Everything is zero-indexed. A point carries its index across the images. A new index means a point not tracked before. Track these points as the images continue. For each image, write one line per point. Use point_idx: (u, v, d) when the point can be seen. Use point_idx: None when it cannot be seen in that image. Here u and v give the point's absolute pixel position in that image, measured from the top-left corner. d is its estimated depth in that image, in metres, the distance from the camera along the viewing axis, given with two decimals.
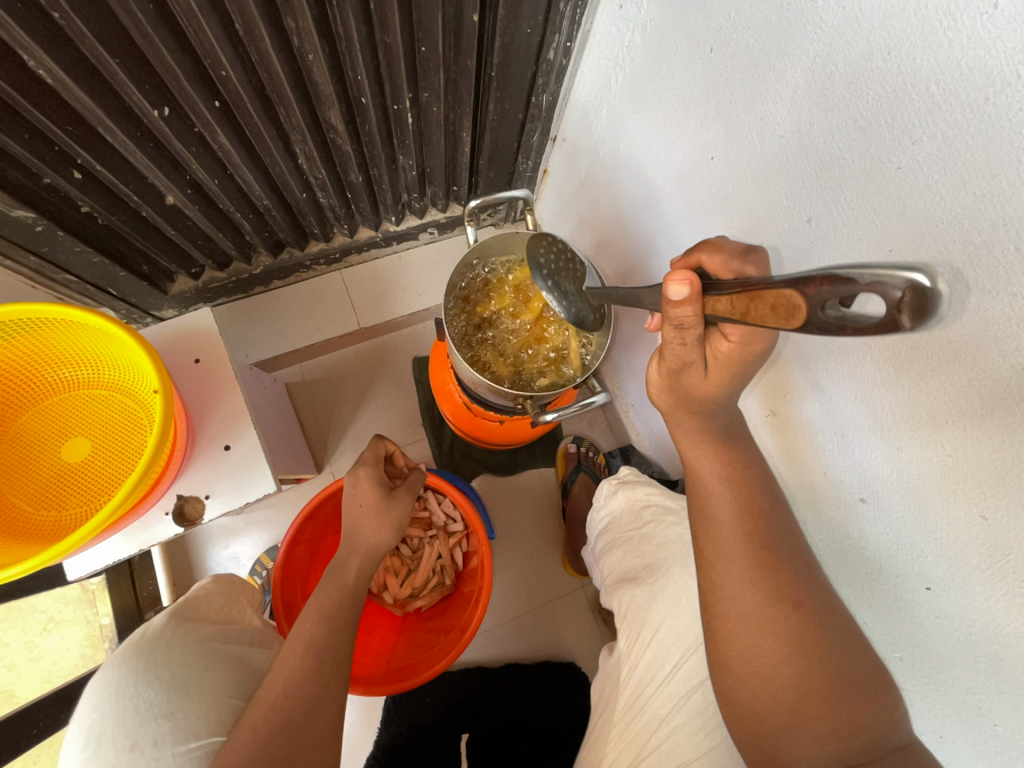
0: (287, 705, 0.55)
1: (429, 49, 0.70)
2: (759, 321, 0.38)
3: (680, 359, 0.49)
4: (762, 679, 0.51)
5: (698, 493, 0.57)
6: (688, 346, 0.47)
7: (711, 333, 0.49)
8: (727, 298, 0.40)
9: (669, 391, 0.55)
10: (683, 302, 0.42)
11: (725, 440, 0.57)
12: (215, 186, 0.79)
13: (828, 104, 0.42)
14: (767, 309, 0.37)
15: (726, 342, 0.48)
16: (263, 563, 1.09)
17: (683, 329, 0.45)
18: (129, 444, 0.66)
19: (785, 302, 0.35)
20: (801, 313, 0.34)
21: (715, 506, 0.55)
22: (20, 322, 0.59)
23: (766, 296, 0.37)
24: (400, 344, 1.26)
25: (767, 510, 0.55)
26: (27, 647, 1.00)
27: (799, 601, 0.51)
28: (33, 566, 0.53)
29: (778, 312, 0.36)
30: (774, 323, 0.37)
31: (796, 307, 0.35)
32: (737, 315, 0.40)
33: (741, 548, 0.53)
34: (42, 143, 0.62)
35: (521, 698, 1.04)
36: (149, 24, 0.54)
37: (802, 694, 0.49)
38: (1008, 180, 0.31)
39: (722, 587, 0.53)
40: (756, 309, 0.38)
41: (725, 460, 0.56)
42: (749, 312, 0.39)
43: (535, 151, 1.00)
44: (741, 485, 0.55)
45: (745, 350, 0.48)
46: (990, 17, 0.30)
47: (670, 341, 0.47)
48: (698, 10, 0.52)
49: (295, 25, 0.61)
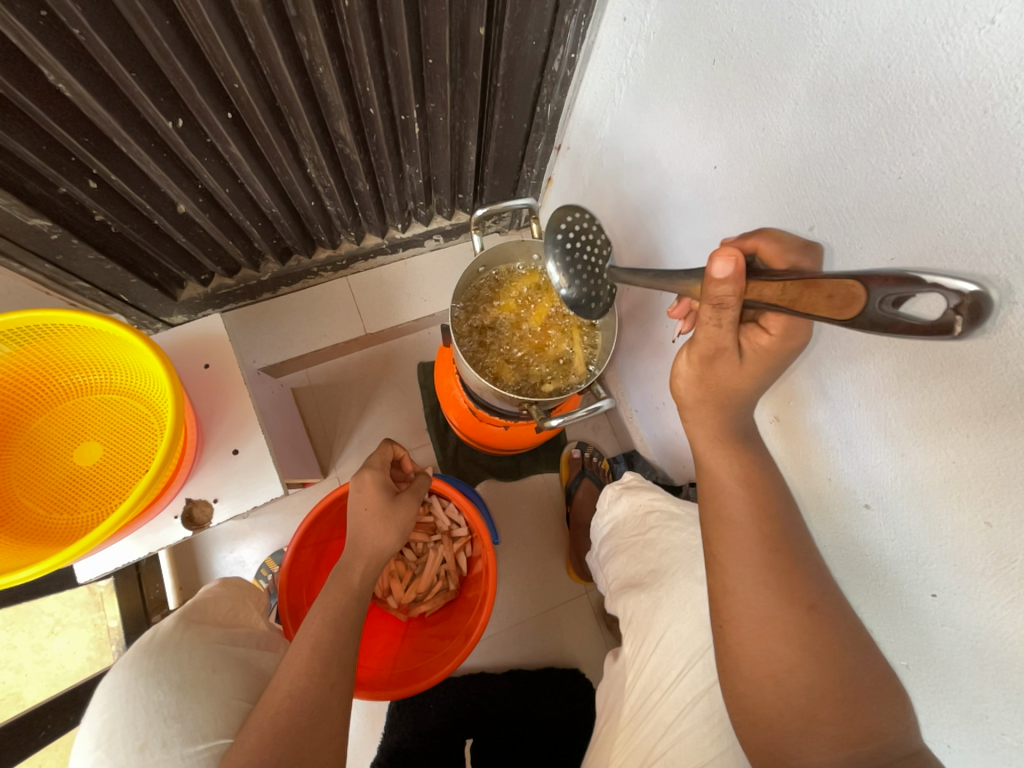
0: (294, 708, 0.55)
1: (437, 61, 0.71)
2: (810, 308, 0.37)
3: (713, 343, 0.47)
4: (776, 684, 0.50)
5: (711, 496, 0.56)
6: (722, 329, 0.45)
7: (749, 324, 0.49)
8: (779, 284, 0.39)
9: (694, 385, 0.53)
10: (725, 281, 0.40)
11: (742, 443, 0.56)
12: (226, 195, 0.81)
13: (829, 115, 0.43)
14: (822, 297, 0.36)
15: (767, 336, 0.48)
16: (269, 567, 1.12)
17: (721, 310, 0.43)
18: (139, 448, 0.67)
19: (843, 292, 0.34)
20: (859, 303, 0.34)
21: (731, 509, 0.54)
22: (37, 329, 0.61)
23: (824, 285, 0.36)
24: (405, 350, 1.27)
25: (782, 514, 0.54)
26: (35, 650, 1.00)
27: (812, 604, 0.51)
28: (48, 568, 0.54)
29: (835, 303, 0.35)
30: (829, 315, 0.36)
31: (856, 297, 0.34)
32: (786, 302, 0.39)
33: (758, 550, 0.52)
34: (60, 154, 0.64)
35: (526, 704, 1.04)
36: (166, 39, 0.55)
37: (814, 699, 0.49)
38: (1009, 192, 0.32)
39: (735, 590, 0.53)
40: (809, 296, 0.37)
41: (743, 461, 0.56)
42: (802, 300, 0.38)
43: (539, 160, 1.01)
44: (759, 488, 0.55)
45: (785, 345, 0.48)
46: (987, 33, 0.31)
47: (705, 323, 0.45)
48: (699, 23, 0.53)
49: (306, 39, 0.62)
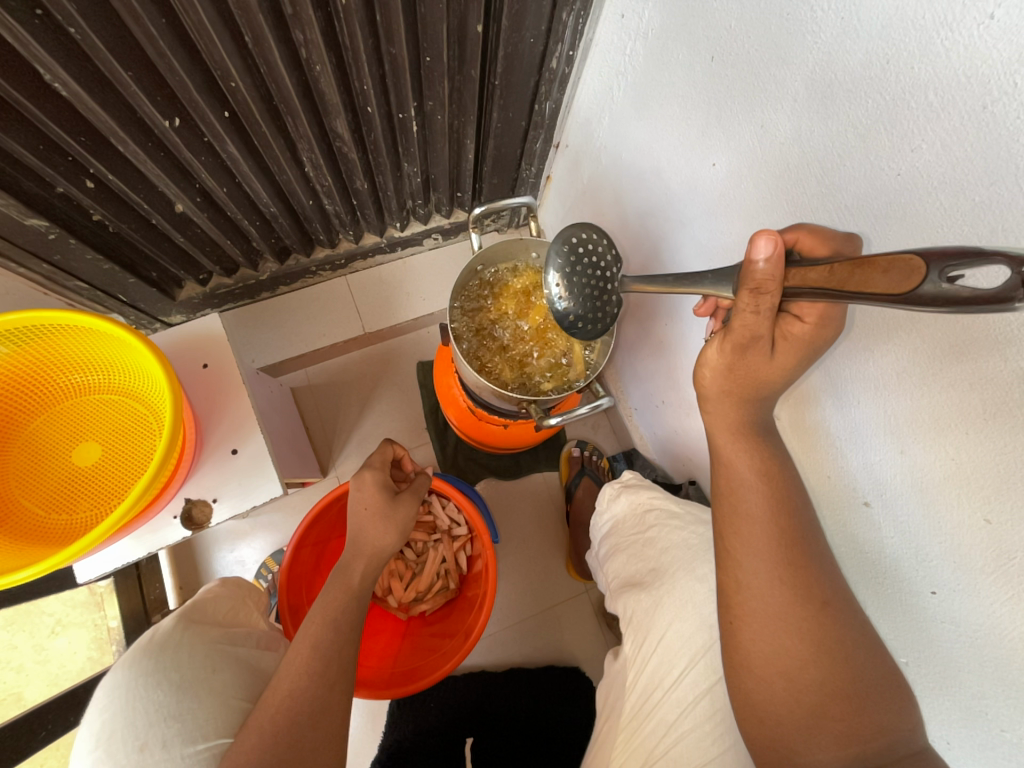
0: (293, 707, 0.55)
1: (434, 59, 0.71)
2: (861, 289, 0.36)
3: (749, 333, 0.45)
4: (785, 681, 0.50)
5: (728, 490, 0.55)
6: (760, 318, 0.44)
7: (782, 315, 0.47)
8: (827, 267, 0.39)
9: (721, 375, 0.52)
10: (767, 263, 0.39)
11: (770, 436, 0.56)
12: (223, 194, 0.80)
13: (828, 111, 0.42)
14: (875, 274, 0.35)
15: (801, 324, 0.46)
16: (269, 567, 1.12)
17: (759, 296, 0.42)
18: (139, 448, 0.67)
19: (901, 267, 0.33)
20: (919, 274, 0.32)
21: (747, 503, 0.54)
22: (35, 329, 0.61)
23: (879, 263, 0.35)
24: (404, 349, 1.27)
25: (792, 513, 0.53)
26: (35, 650, 1.00)
27: (825, 601, 0.51)
28: (47, 568, 0.54)
29: (892, 277, 0.34)
30: (882, 292, 0.35)
31: (914, 269, 0.32)
32: (835, 284, 0.38)
33: (774, 546, 0.52)
34: (56, 153, 0.64)
35: (527, 704, 1.04)
36: (162, 38, 0.55)
37: (822, 697, 0.48)
38: (1008, 188, 0.32)
39: (746, 586, 0.52)
40: (862, 276, 0.36)
41: (761, 456, 0.55)
42: (852, 280, 0.37)
43: (537, 158, 1.01)
44: (775, 483, 0.54)
45: (818, 334, 0.46)
46: (986, 27, 0.30)
47: (742, 310, 0.44)
48: (698, 20, 0.53)
49: (303, 38, 0.62)
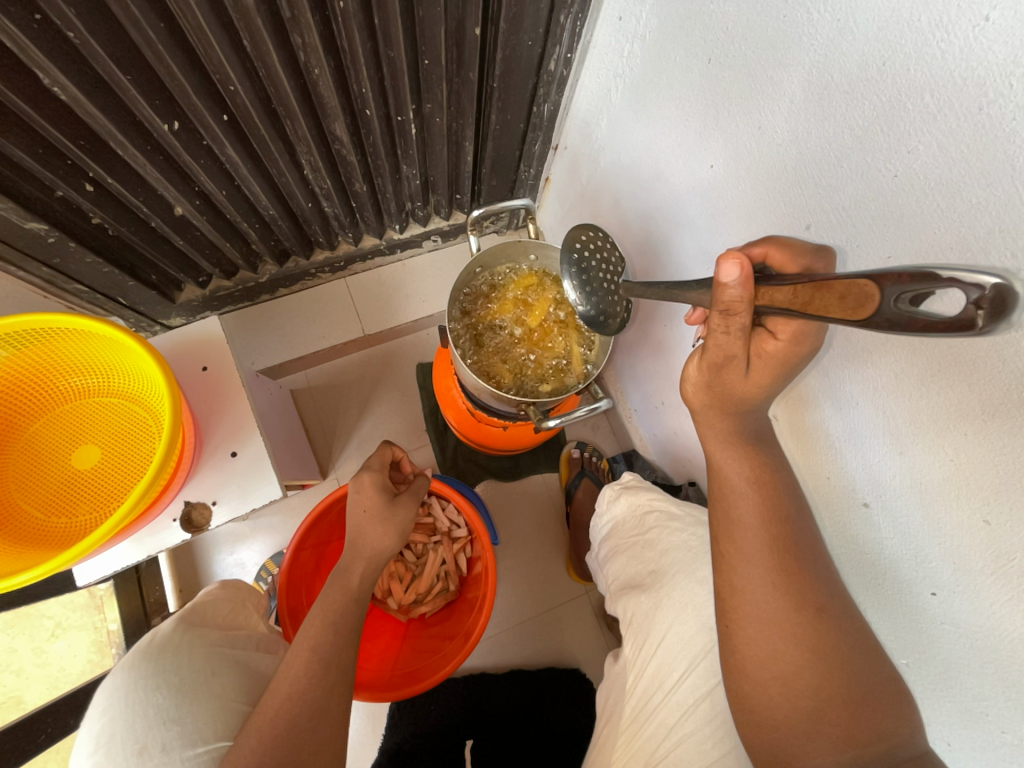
0: (293, 710, 0.55)
1: (433, 62, 0.71)
2: (823, 311, 0.37)
3: (723, 352, 0.46)
4: (782, 685, 0.50)
5: (723, 493, 0.55)
6: (731, 336, 0.44)
7: (757, 330, 0.47)
8: (790, 288, 0.39)
9: (708, 387, 0.52)
10: (734, 286, 0.40)
11: (754, 445, 0.55)
12: (223, 197, 0.80)
13: (825, 114, 0.43)
14: (834, 299, 0.36)
15: (774, 341, 0.46)
16: (269, 569, 1.12)
17: (730, 317, 0.43)
18: (138, 450, 0.67)
19: (856, 293, 0.34)
20: (874, 302, 0.33)
21: (740, 509, 0.54)
22: (35, 332, 0.61)
23: (836, 287, 0.35)
24: (404, 351, 1.27)
25: (793, 515, 0.53)
26: (35, 653, 1.00)
27: (821, 607, 0.50)
28: (47, 571, 0.54)
29: (849, 303, 0.35)
30: (841, 316, 0.36)
31: (869, 296, 0.33)
32: (799, 304, 0.39)
33: (764, 552, 0.52)
34: (56, 157, 0.64)
35: (527, 706, 1.04)
36: (161, 42, 0.55)
37: (820, 700, 0.48)
38: (1003, 189, 0.32)
39: (743, 590, 0.52)
40: (822, 298, 0.37)
41: (755, 461, 0.55)
42: (814, 302, 0.38)
43: (536, 159, 1.01)
44: (768, 489, 0.54)
45: (793, 352, 0.46)
46: (981, 29, 0.30)
47: (714, 330, 0.45)
48: (696, 22, 0.53)
49: (301, 41, 0.62)
